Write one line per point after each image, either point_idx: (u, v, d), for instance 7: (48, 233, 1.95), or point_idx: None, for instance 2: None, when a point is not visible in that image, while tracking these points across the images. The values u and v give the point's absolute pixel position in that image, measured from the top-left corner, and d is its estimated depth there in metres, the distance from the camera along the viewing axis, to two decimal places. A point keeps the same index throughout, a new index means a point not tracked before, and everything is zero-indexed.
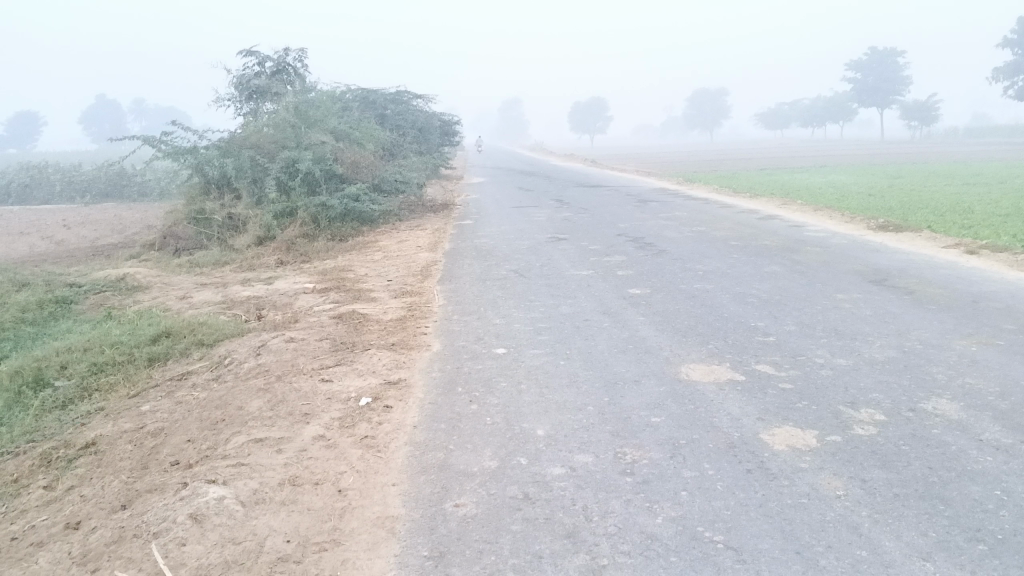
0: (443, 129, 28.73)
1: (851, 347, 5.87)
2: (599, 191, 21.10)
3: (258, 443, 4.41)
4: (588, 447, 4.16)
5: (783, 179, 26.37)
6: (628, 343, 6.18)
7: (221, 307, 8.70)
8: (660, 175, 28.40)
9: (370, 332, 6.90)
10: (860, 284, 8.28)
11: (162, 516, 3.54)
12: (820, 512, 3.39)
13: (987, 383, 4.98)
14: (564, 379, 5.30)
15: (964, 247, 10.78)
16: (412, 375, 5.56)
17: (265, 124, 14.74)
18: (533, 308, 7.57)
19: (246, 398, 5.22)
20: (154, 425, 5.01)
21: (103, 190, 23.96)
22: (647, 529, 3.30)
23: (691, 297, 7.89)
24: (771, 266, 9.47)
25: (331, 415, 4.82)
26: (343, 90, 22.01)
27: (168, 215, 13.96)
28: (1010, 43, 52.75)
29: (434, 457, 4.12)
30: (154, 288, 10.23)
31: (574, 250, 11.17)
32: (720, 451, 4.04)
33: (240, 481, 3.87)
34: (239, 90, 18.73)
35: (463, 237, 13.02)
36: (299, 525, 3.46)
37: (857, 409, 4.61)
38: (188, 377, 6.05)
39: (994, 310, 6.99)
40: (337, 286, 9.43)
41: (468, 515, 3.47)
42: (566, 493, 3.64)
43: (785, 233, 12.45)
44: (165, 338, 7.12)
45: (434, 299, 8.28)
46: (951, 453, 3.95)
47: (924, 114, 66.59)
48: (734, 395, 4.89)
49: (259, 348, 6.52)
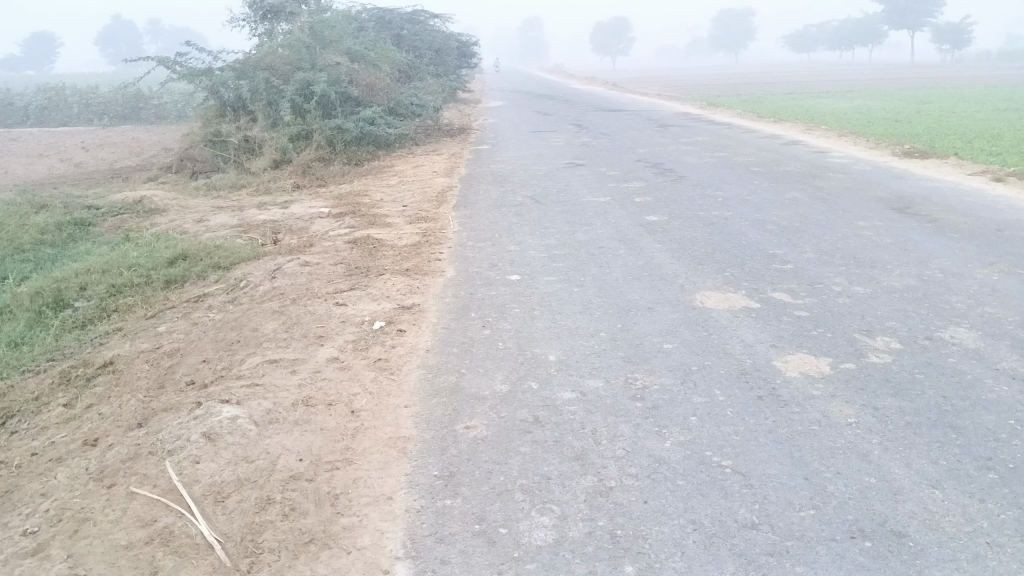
0: (461, 50, 28.18)
1: (870, 275, 5.79)
2: (618, 115, 20.71)
3: (272, 364, 4.44)
4: (598, 372, 4.16)
5: (806, 104, 25.75)
6: (643, 269, 6.14)
7: (237, 231, 8.71)
8: (682, 100, 27.75)
9: (384, 257, 6.89)
10: (881, 211, 8.12)
11: (177, 434, 3.60)
12: (830, 439, 3.38)
13: (1007, 312, 4.91)
14: (578, 305, 5.29)
15: (991, 174, 10.52)
16: (426, 300, 5.56)
17: (280, 44, 14.51)
18: (549, 234, 7.51)
19: (261, 320, 5.26)
20: (170, 345, 5.07)
21: (120, 112, 23.90)
22: (655, 452, 3.31)
23: (709, 224, 7.78)
24: (792, 192, 9.32)
25: (344, 338, 4.84)
26: (359, 8, 21.57)
27: (184, 138, 13.87)
28: None
29: (446, 380, 4.14)
30: (171, 211, 10.23)
31: (591, 175, 11.03)
32: (732, 377, 4.03)
33: (254, 402, 3.91)
34: (254, 10, 18.41)
35: (479, 163, 12.88)
36: (312, 444, 3.50)
37: (872, 337, 4.57)
38: (205, 299, 6.09)
39: (1019, 239, 6.85)
40: (352, 211, 9.40)
41: (478, 437, 3.50)
42: (576, 417, 3.65)
43: (808, 159, 12.22)
44: (181, 261, 7.15)
45: (449, 224, 8.23)
46: (966, 382, 3.91)
47: (957, 36, 64.49)
48: (748, 323, 4.86)
49: (274, 271, 6.54)
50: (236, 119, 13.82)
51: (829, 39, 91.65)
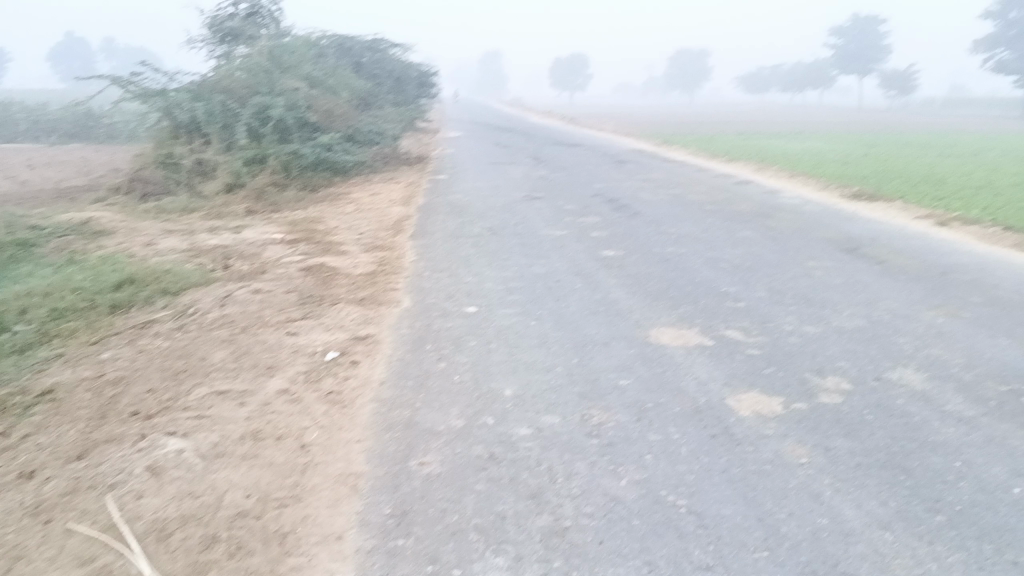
0: (421, 80, 28.33)
1: (820, 314, 5.91)
2: (575, 150, 20.95)
3: (220, 395, 4.33)
4: (555, 407, 4.14)
5: (758, 144, 26.37)
6: (600, 304, 6.17)
7: (188, 255, 8.55)
8: (638, 136, 28.25)
9: (339, 286, 6.81)
10: (831, 252, 8.32)
11: (119, 468, 3.47)
12: (783, 479, 3.40)
13: (952, 354, 5.04)
14: (534, 339, 5.28)
15: (935, 218, 10.85)
16: (380, 331, 5.49)
17: (237, 67, 14.38)
18: (506, 266, 7.51)
19: (209, 349, 5.14)
20: (114, 373, 4.91)
21: (69, 131, 23.44)
22: (611, 491, 3.29)
23: (664, 260, 7.87)
24: (745, 231, 9.49)
25: (296, 369, 4.75)
26: (319, 34, 21.56)
27: (136, 159, 13.62)
28: (994, 18, 52.80)
29: (400, 414, 4.08)
30: (119, 233, 10.01)
31: (549, 208, 11.10)
32: (687, 415, 4.05)
33: (201, 434, 3.81)
34: (212, 32, 18.28)
35: (437, 193, 12.87)
36: (260, 479, 3.41)
37: (823, 376, 4.64)
38: (152, 325, 5.93)
39: (962, 282, 7.06)
40: (306, 238, 9.30)
41: (432, 474, 3.44)
42: (531, 454, 3.62)
43: (760, 199, 12.47)
44: (128, 286, 6.98)
45: (405, 254, 8.18)
46: (914, 424, 3.98)
47: (901, 83, 66.84)
48: (702, 360, 4.89)
49: (224, 298, 6.41)
50: (190, 141, 13.63)
51: (779, 82, 94.30)
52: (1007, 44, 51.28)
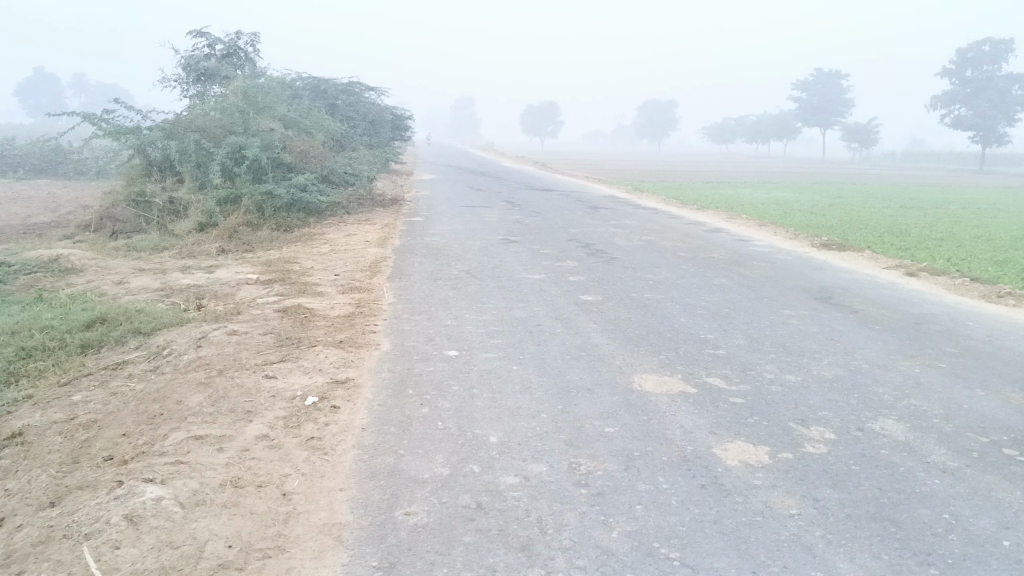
0: (395, 123, 28.51)
1: (799, 363, 5.94)
2: (549, 195, 21.12)
3: (198, 441, 4.22)
4: (541, 455, 4.09)
5: (727, 193, 26.82)
6: (581, 350, 6.15)
7: (160, 294, 8.41)
8: (610, 182, 28.60)
9: (316, 328, 6.72)
10: (806, 301, 8.41)
11: (94, 516, 3.35)
12: (774, 531, 3.37)
13: (932, 405, 5.07)
14: (517, 384, 5.24)
15: (904, 268, 11.04)
16: (360, 375, 5.41)
17: (212, 106, 14.34)
18: (485, 310, 7.48)
19: (185, 392, 5.02)
20: (87, 416, 4.77)
21: (37, 166, 23.16)
22: (602, 543, 3.24)
23: (643, 306, 7.90)
24: (720, 278, 9.57)
25: (275, 414, 4.65)
26: (294, 76, 21.64)
27: (106, 196, 13.46)
28: (950, 75, 54.67)
29: (384, 462, 4.00)
30: (89, 271, 9.83)
31: (526, 253, 11.13)
32: (675, 465, 4.01)
33: (179, 481, 3.69)
34: (187, 72, 18.26)
35: (413, 235, 12.85)
36: (241, 529, 3.30)
37: (807, 426, 4.64)
38: (124, 366, 5.79)
39: (935, 333, 7.16)
40: (281, 279, 9.21)
41: (419, 524, 3.36)
42: (520, 504, 3.56)
43: (733, 246, 12.63)
44: (99, 325, 6.83)
45: (383, 296, 8.12)
46: (900, 475, 3.99)
47: (864, 135, 68.66)
48: (686, 408, 4.88)
49: (199, 339, 6.29)
50: (162, 179, 13.50)
51: (746, 132, 96.41)
52: (964, 100, 53.02)
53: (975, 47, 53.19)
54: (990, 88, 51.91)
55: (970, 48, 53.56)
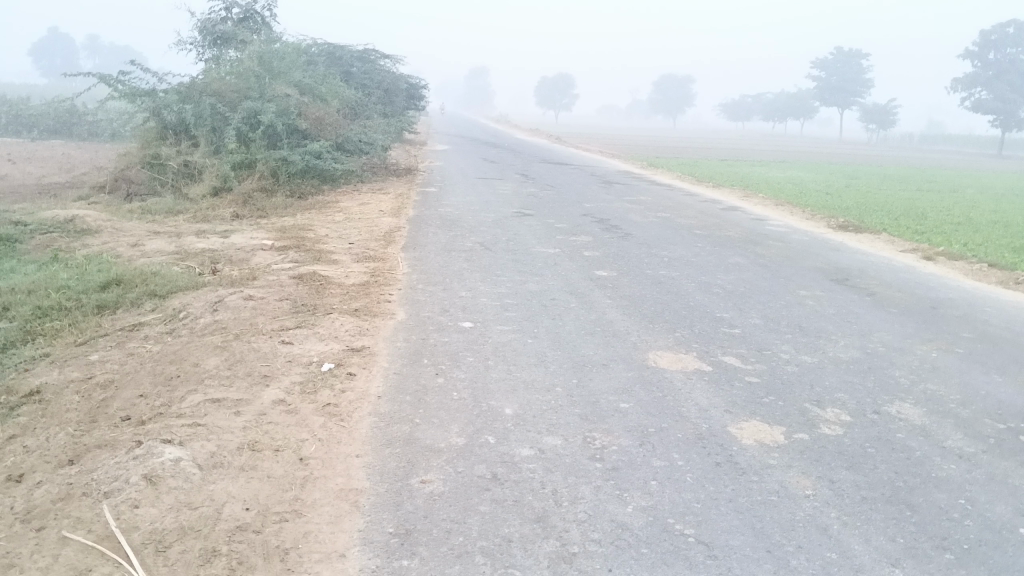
0: (410, 92, 28.34)
1: (815, 344, 5.91)
2: (563, 169, 21.01)
3: (214, 404, 4.23)
4: (556, 429, 4.09)
5: (742, 171, 26.61)
6: (596, 325, 6.13)
7: (175, 258, 8.42)
8: (624, 158, 28.39)
9: (332, 295, 6.72)
10: (822, 282, 8.36)
11: (113, 475, 3.37)
12: (789, 511, 3.37)
13: (948, 390, 5.05)
14: (532, 357, 5.23)
15: (921, 252, 10.95)
16: (375, 344, 5.42)
17: (229, 70, 14.26)
18: (500, 282, 7.46)
19: (202, 355, 5.04)
20: (104, 376, 4.80)
21: (51, 126, 23.14)
22: (618, 517, 3.25)
23: (657, 283, 7.87)
24: (735, 257, 9.52)
25: (291, 379, 4.66)
26: (310, 42, 21.49)
27: (121, 158, 13.45)
28: (973, 58, 53.89)
29: (399, 430, 4.00)
30: (104, 233, 9.84)
31: (540, 226, 11.08)
32: (690, 442, 4.01)
33: (197, 443, 3.72)
34: (203, 35, 18.17)
35: (427, 205, 12.81)
36: (259, 492, 3.32)
37: (822, 408, 4.62)
38: (140, 328, 5.81)
39: (952, 318, 7.11)
40: (296, 245, 9.21)
41: (435, 493, 3.37)
42: (535, 476, 3.57)
43: (748, 225, 12.55)
44: (115, 286, 6.85)
45: (398, 265, 8.11)
46: (915, 459, 3.97)
47: (882, 117, 67.90)
48: (701, 386, 4.87)
49: (215, 303, 6.30)
50: (177, 143, 13.48)
51: (763, 110, 95.49)
52: (986, 84, 52.31)
53: (999, 30, 52.36)
54: (1012, 72, 51.18)
55: (994, 31, 52.71)
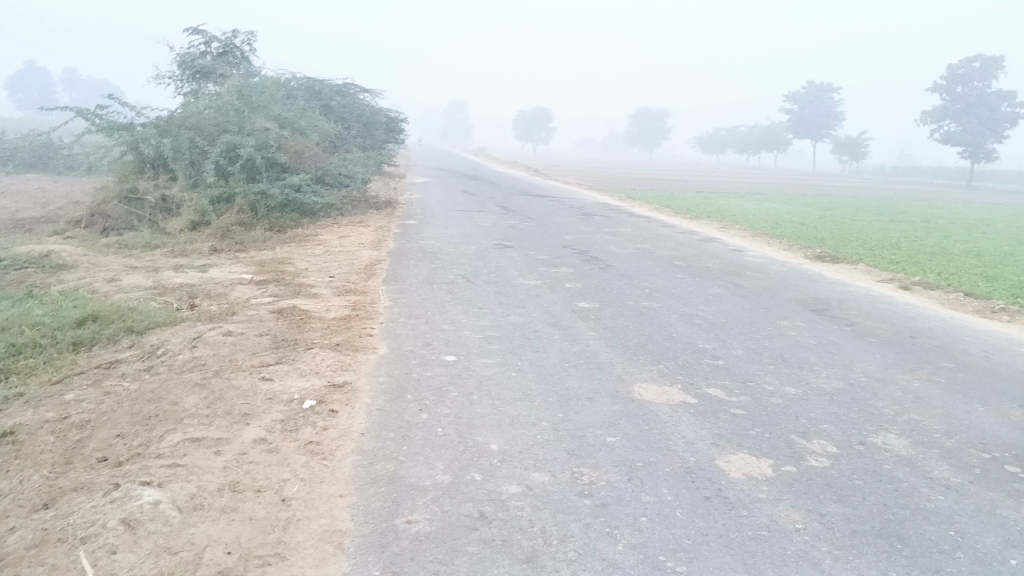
0: (389, 125, 28.46)
1: (798, 375, 5.92)
2: (542, 200, 21.12)
3: (194, 443, 4.15)
4: (543, 464, 4.04)
5: (718, 203, 26.88)
6: (580, 357, 6.11)
7: (152, 293, 8.33)
8: (602, 190, 28.61)
9: (313, 330, 6.65)
10: (802, 312, 8.41)
11: (90, 519, 3.28)
12: (780, 546, 3.34)
13: (932, 420, 5.06)
14: (517, 391, 5.19)
15: (898, 282, 11.06)
16: (358, 379, 5.35)
17: (208, 104, 14.22)
18: (482, 315, 7.43)
19: (181, 393, 4.95)
20: (79, 417, 4.69)
21: (26, 160, 22.87)
22: (608, 556, 3.20)
23: (640, 314, 7.87)
24: (716, 288, 9.55)
25: (272, 416, 4.59)
26: (289, 76, 21.52)
27: (97, 192, 13.34)
28: (940, 91, 55.13)
29: (384, 468, 3.94)
30: (80, 268, 9.72)
31: (521, 258, 11.09)
32: (678, 476, 3.98)
33: (177, 484, 3.63)
34: (182, 69, 18.15)
35: (407, 237, 12.79)
36: (240, 535, 3.24)
37: (809, 439, 4.61)
38: (117, 365, 5.72)
39: (932, 347, 7.15)
40: (275, 279, 9.13)
41: (421, 533, 3.31)
42: (523, 514, 3.51)
43: (726, 256, 12.63)
44: (91, 323, 6.75)
45: (379, 299, 8.05)
46: (904, 490, 3.96)
47: (854, 149, 69.11)
48: (688, 418, 4.85)
49: (194, 339, 6.21)
50: (155, 177, 13.40)
51: (737, 142, 96.84)
52: (954, 116, 53.41)
53: (965, 63, 53.57)
54: (979, 105, 52.37)
55: (961, 65, 53.92)
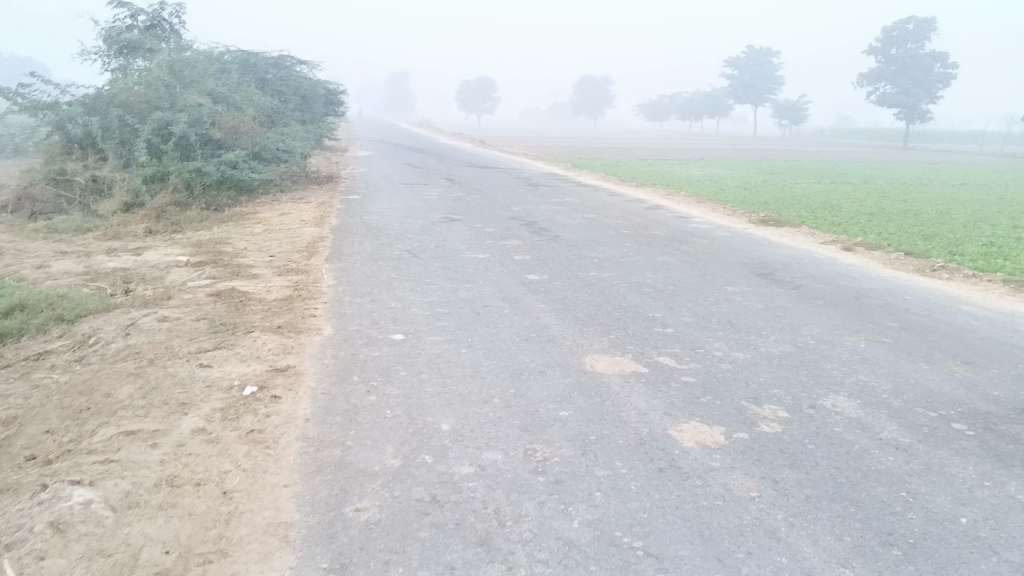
0: (328, 98, 27.84)
1: (747, 340, 5.91)
2: (487, 172, 20.91)
3: (129, 437, 3.95)
4: (495, 443, 3.96)
5: (663, 170, 26.97)
6: (530, 331, 6.02)
7: (84, 279, 7.98)
8: (547, 160, 28.48)
9: (253, 313, 6.43)
10: (748, 277, 8.44)
11: (16, 524, 3.10)
12: (736, 515, 3.31)
13: (879, 380, 5.11)
14: (467, 368, 5.09)
15: (840, 244, 11.20)
16: (301, 362, 5.18)
17: (136, 81, 13.66)
18: (430, 291, 7.29)
19: (115, 383, 4.73)
20: (6, 413, 4.45)
21: None
22: (563, 534, 3.13)
23: (589, 284, 7.81)
24: (663, 256, 9.55)
25: (212, 405, 4.40)
26: (221, 49, 20.82)
27: (22, 174, 12.75)
28: (875, 53, 56.08)
29: (330, 454, 3.81)
30: (6, 255, 9.28)
31: (468, 231, 10.93)
32: (631, 448, 3.93)
33: (110, 482, 3.45)
34: (108, 44, 17.39)
35: (350, 213, 12.52)
36: (180, 533, 3.09)
37: (760, 405, 4.60)
38: (47, 357, 5.45)
39: (877, 308, 7.25)
40: (213, 260, 8.83)
41: (371, 521, 3.19)
42: (476, 495, 3.42)
43: (673, 223, 12.65)
44: (18, 312, 6.43)
45: (322, 278, 7.84)
46: (855, 453, 3.98)
47: (793, 112, 70.04)
48: (640, 389, 4.80)
49: (128, 327, 5.95)
50: (84, 157, 12.85)
51: (679, 108, 97.39)
52: (889, 78, 54.41)
53: (899, 26, 54.48)
54: (912, 68, 53.43)
55: (895, 27, 54.85)
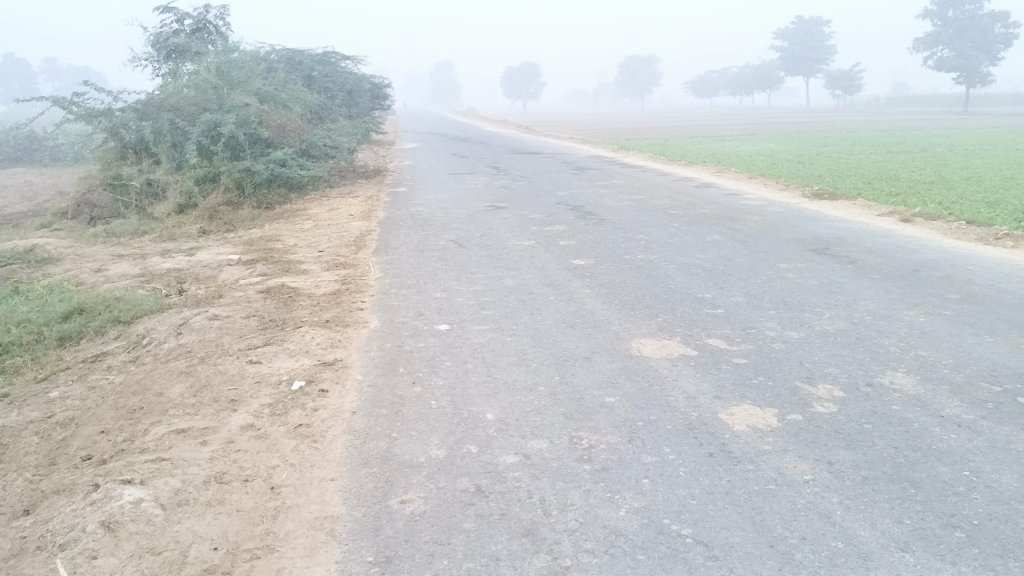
0: (374, 92, 27.99)
1: (800, 319, 5.75)
2: (533, 158, 20.78)
3: (180, 435, 4.02)
4: (541, 431, 3.91)
5: (713, 146, 26.47)
6: (575, 317, 5.95)
7: (140, 280, 8.16)
8: (593, 142, 28.22)
9: (301, 308, 6.49)
10: (802, 253, 8.22)
11: (70, 525, 3.17)
12: (789, 500, 3.21)
13: (940, 355, 4.91)
14: (512, 357, 5.04)
15: (898, 215, 10.83)
16: (348, 356, 5.20)
17: (185, 84, 13.90)
18: (475, 280, 7.27)
19: (167, 382, 4.82)
20: (64, 414, 4.57)
21: (10, 155, 22.54)
22: (610, 523, 3.07)
23: (636, 267, 7.69)
24: (712, 235, 9.36)
25: (261, 401, 4.45)
26: (267, 49, 21.10)
27: (80, 181, 13.11)
28: (931, 16, 54.22)
29: (377, 447, 3.80)
30: (67, 260, 9.55)
31: (514, 218, 10.88)
32: (680, 434, 3.84)
33: (160, 480, 3.51)
34: (157, 49, 17.76)
35: (398, 205, 12.57)
36: (228, 529, 3.12)
37: (813, 384, 4.47)
38: (103, 358, 5.58)
39: (937, 280, 6.98)
40: (264, 258, 8.94)
41: (416, 513, 3.18)
42: (521, 485, 3.39)
43: (723, 201, 12.41)
44: (77, 315, 6.61)
45: (369, 271, 7.87)
46: (914, 431, 3.83)
47: (846, 81, 68.08)
48: (688, 372, 4.71)
49: (180, 326, 6.05)
50: (138, 161, 13.15)
51: (728, 83, 95.55)
52: (946, 42, 52.60)
53: None
54: (971, 29, 51.46)
55: None
